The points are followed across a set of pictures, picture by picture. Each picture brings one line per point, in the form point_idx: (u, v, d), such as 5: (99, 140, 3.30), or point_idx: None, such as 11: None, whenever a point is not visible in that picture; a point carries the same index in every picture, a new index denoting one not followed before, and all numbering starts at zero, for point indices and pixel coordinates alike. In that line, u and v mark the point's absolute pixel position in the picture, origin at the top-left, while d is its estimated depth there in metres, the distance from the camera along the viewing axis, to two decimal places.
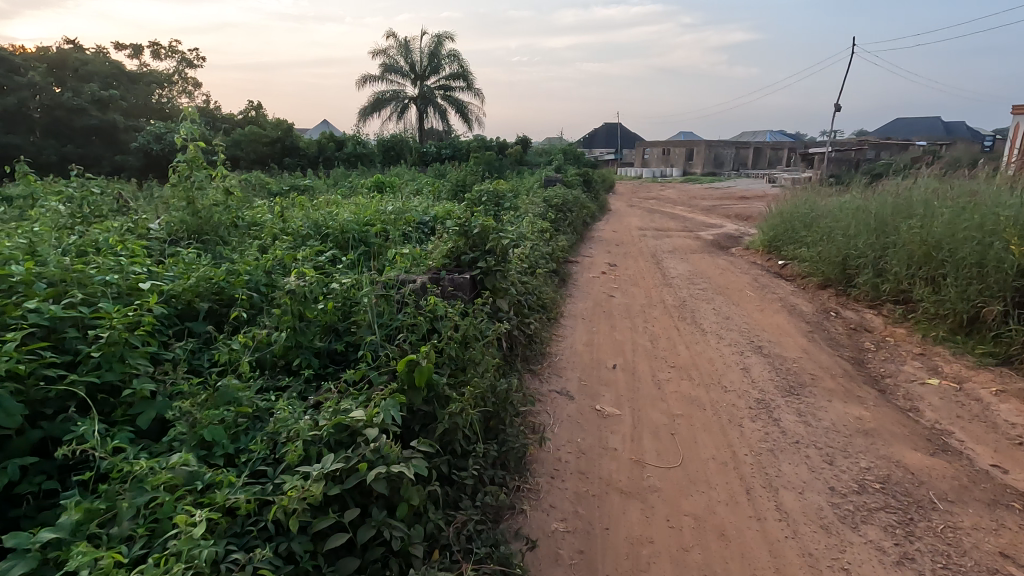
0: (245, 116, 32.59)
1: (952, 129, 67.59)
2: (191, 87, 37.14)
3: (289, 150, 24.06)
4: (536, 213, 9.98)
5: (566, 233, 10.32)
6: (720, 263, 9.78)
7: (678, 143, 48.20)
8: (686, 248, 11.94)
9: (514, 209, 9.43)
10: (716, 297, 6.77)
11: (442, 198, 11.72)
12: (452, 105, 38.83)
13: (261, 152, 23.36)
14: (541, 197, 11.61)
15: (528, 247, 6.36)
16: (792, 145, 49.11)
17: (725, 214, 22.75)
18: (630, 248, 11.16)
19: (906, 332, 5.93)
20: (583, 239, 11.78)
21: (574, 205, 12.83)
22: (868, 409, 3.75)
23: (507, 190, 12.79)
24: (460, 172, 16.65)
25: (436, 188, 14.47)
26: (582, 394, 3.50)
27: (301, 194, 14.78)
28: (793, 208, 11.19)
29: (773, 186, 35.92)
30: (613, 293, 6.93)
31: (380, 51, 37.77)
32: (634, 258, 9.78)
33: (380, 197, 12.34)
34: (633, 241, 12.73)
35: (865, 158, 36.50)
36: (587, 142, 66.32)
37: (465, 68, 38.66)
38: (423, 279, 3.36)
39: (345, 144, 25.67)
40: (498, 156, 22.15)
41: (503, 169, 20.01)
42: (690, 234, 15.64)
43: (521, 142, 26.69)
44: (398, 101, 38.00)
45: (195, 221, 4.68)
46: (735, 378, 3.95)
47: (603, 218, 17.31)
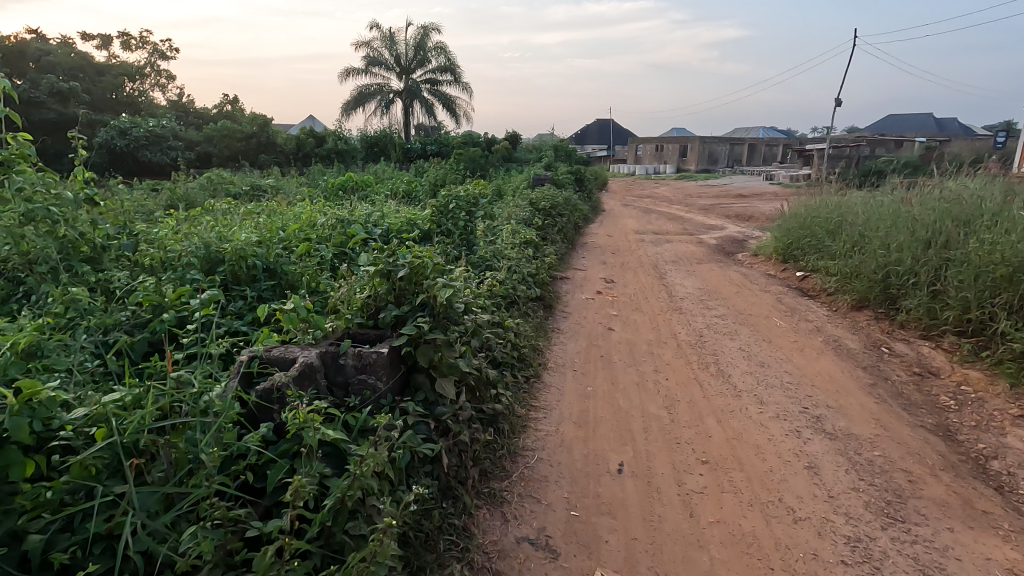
0: (221, 110, 30.94)
1: (945, 126, 67.00)
2: (166, 80, 35.39)
3: (262, 147, 22.58)
4: (521, 220, 8.66)
5: (556, 242, 9.02)
6: (732, 276, 8.49)
7: (672, 140, 47.05)
8: (690, 256, 10.65)
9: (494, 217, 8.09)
10: (737, 327, 5.50)
11: (415, 201, 10.36)
12: (440, 100, 37.34)
13: (233, 149, 21.87)
14: (528, 200, 10.27)
15: (503, 269, 5.04)
16: (789, 141, 48.03)
17: (726, 215, 21.46)
18: (628, 258, 9.86)
19: (987, 378, 4.65)
20: (575, 248, 10.47)
21: (565, 208, 11.50)
22: (1011, 544, 2.42)
23: (490, 192, 11.44)
24: (442, 170, 15.27)
25: (414, 188, 13.09)
26: (573, 546, 2.19)
27: (264, 195, 13.34)
28: (811, 212, 9.92)
29: (771, 184, 34.82)
30: (610, 321, 5.62)
31: (363, 44, 36.30)
32: (634, 271, 8.48)
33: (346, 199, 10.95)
34: (630, 247, 11.42)
35: (865, 154, 35.40)
36: (579, 139, 65.00)
37: (453, 61, 37.17)
38: (303, 362, 2.05)
39: (324, 140, 24.19)
40: (486, 152, 20.75)
41: (489, 167, 18.62)
42: (692, 238, 14.33)
43: (510, 139, 25.35)
44: (383, 95, 36.45)
45: (23, 246, 3.29)
46: (801, 491, 2.63)
47: (598, 220, 15.96)
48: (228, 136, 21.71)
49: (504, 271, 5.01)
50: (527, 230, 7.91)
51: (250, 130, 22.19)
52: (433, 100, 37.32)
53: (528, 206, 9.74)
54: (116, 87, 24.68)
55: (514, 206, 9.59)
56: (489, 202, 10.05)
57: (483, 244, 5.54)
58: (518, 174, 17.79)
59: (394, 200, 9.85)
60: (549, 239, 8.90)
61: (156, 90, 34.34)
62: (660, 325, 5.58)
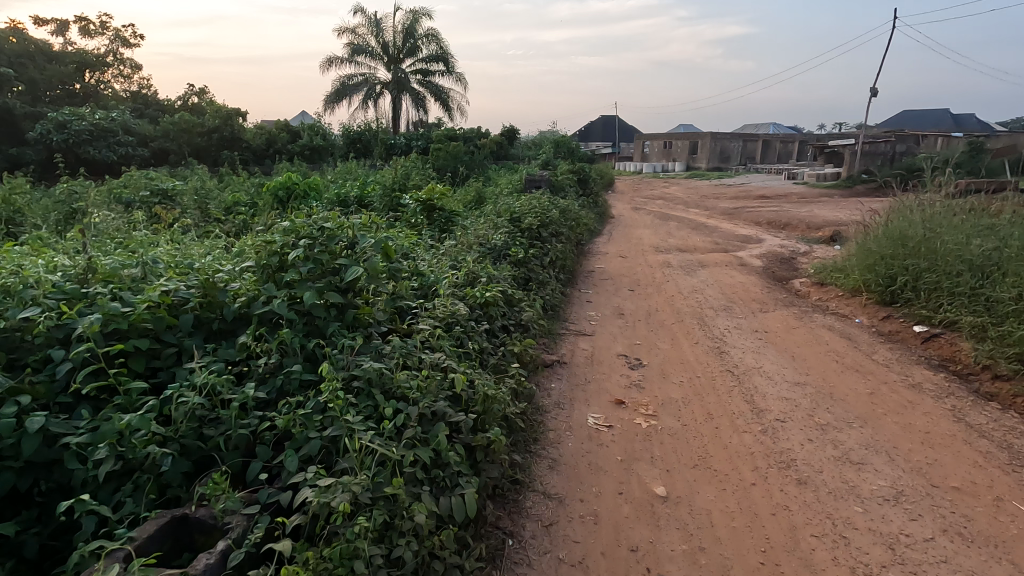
0: (187, 103, 27.75)
1: (968, 123, 63.64)
2: (129, 70, 32.13)
3: (224, 143, 19.10)
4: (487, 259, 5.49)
5: (552, 284, 5.83)
6: (829, 340, 5.29)
7: (684, 136, 43.79)
8: (742, 291, 7.44)
9: (430, 258, 4.87)
10: (963, 550, 2.32)
11: None
12: (432, 92, 34.14)
13: (194, 145, 18.20)
14: (508, 212, 7.08)
15: (369, 439, 1.85)
16: (808, 136, 44.65)
17: (756, 222, 18.20)
18: (654, 300, 6.67)
19: None
20: (580, 283, 7.33)
21: (565, 222, 8.41)
22: None
23: (461, 205, 8.35)
24: (411, 172, 12.04)
25: (366, 198, 9.88)
26: None
27: (175, 206, 10.13)
28: (928, 236, 6.82)
29: (795, 183, 31.56)
30: (650, 523, 2.43)
31: (346, 32, 33.13)
32: (671, 336, 5.27)
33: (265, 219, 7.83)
34: (655, 277, 8.20)
35: (899, 151, 32.14)
36: (582, 135, 61.53)
37: (446, 49, 33.93)
38: None
39: (294, 134, 20.98)
40: (474, 148, 17.51)
41: (476, 167, 15.40)
42: (728, 257, 11.10)
43: (506, 134, 22.20)
44: (368, 87, 33.22)
45: None
46: None
47: (606, 233, 12.72)
48: (184, 130, 18.06)
49: (363, 444, 1.82)
50: (495, 275, 4.72)
51: (211, 123, 18.78)
52: (424, 91, 34.13)
53: (506, 224, 6.54)
54: (70, 77, 21.55)
55: (487, 226, 6.39)
56: (445, 225, 6.87)
57: (343, 345, 2.37)
58: (509, 174, 14.58)
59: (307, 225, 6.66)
60: (537, 277, 5.66)
61: (120, 81, 31.15)
62: (775, 536, 2.39)
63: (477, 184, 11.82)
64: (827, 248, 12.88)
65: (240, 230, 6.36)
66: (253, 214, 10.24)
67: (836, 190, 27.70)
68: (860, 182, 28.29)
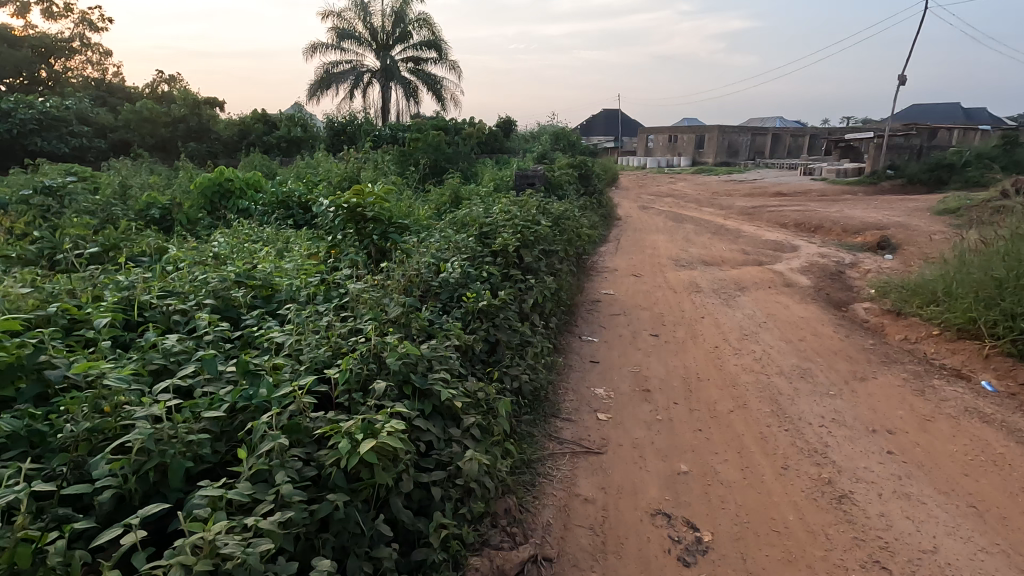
0: (156, 92, 25.30)
1: (978, 118, 61.82)
2: (97, 57, 29.62)
3: (191, 134, 16.09)
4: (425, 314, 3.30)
5: (537, 345, 3.63)
6: (1004, 451, 3.14)
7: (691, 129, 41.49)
8: (811, 333, 5.28)
9: (306, 326, 2.69)
10: None
11: (261, 250, 5.17)
12: (423, 81, 31.77)
13: (157, 137, 15.58)
14: (478, 225, 4.85)
15: None
16: (820, 130, 42.34)
17: (781, 224, 15.98)
18: (691, 357, 4.48)
19: None
20: (581, 326, 5.14)
21: (562, 233, 6.29)
22: None
23: (421, 218, 6.28)
24: (376, 167, 9.81)
25: (310, 203, 7.63)
26: None
27: (63, 209, 7.62)
28: None
29: (813, 180, 29.36)
30: None
31: (331, 15, 30.69)
32: (738, 444, 3.10)
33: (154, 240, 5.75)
34: (683, 309, 6.01)
35: (925, 143, 29.86)
36: (583, 129, 59.10)
37: (438, 35, 31.50)
38: None
39: (270, 124, 17.53)
40: (462, 139, 15.32)
41: (459, 161, 13.14)
42: (765, 272, 8.91)
43: (502, 125, 20.00)
44: (355, 75, 30.88)
45: None
46: None
47: (613, 242, 10.49)
48: (146, 121, 15.40)
49: None
50: (425, 357, 2.53)
51: (176, 111, 15.79)
52: (414, 80, 31.73)
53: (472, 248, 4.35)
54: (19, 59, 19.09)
55: (443, 248, 4.27)
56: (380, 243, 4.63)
57: None
58: (498, 169, 12.30)
59: (174, 251, 4.43)
60: (513, 334, 3.45)
61: (87, 67, 28.47)
62: None
63: (456, 180, 9.52)
64: (877, 260, 10.79)
65: (69, 262, 4.19)
66: (170, 221, 7.99)
67: (859, 186, 25.45)
68: (885, 179, 26.14)
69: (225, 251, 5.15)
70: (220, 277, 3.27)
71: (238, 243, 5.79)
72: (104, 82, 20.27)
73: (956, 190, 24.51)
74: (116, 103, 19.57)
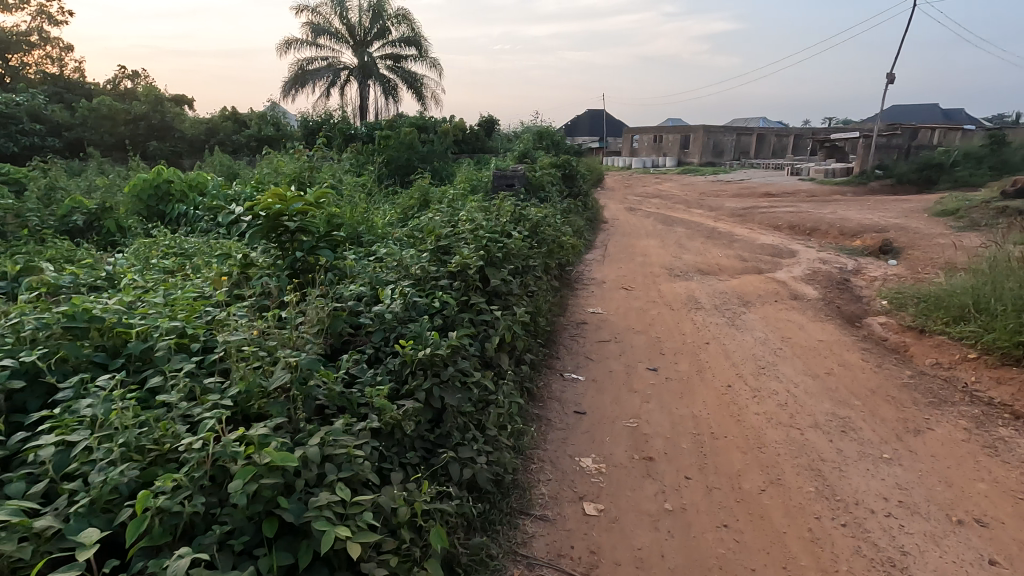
0: (118, 90, 23.82)
1: (957, 118, 62.40)
2: (58, 53, 27.98)
3: (153, 132, 14.17)
4: (341, 371, 2.37)
5: (502, 404, 2.72)
6: None
7: (677, 129, 40.86)
8: (838, 363, 4.42)
9: (132, 410, 1.75)
10: None
11: (171, 271, 4.20)
12: (403, 79, 30.63)
13: (116, 135, 13.74)
14: (435, 238, 3.90)
15: None
16: (805, 130, 42.06)
17: (775, 226, 15.25)
18: (700, 403, 3.58)
19: None
20: (562, 359, 4.23)
21: (544, 243, 5.36)
22: None
23: (376, 229, 5.33)
24: (338, 167, 8.82)
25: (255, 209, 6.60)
26: None
27: None
28: None
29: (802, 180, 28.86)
30: None
31: (306, 10, 29.39)
32: (779, 551, 2.23)
33: (47, 258, 4.75)
34: (684, 333, 5.13)
35: (912, 143, 29.53)
36: (569, 130, 58.25)
37: (418, 31, 30.34)
38: None
39: (241, 122, 16.12)
40: (439, 137, 14.32)
41: (434, 161, 12.17)
42: (766, 282, 8.09)
43: (485, 124, 19.04)
44: (331, 72, 29.64)
45: None
46: None
47: (600, 249, 9.60)
48: (105, 117, 13.58)
49: None
50: (302, 469, 1.62)
51: (136, 107, 13.88)
52: (393, 78, 30.56)
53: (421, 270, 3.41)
54: None
55: (386, 273, 3.35)
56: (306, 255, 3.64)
57: None
58: (476, 170, 11.33)
59: (39, 275, 3.46)
60: (468, 394, 2.54)
61: (46, 63, 26.81)
62: None
63: (425, 181, 8.55)
64: (882, 267, 10.07)
65: None
66: (93, 230, 6.89)
67: (848, 186, 24.92)
68: (875, 179, 25.67)
69: (125, 272, 4.16)
70: (42, 322, 2.29)
71: (148, 261, 4.78)
72: (60, 76, 18.74)
73: (946, 190, 24.11)
74: (72, 99, 18.00)
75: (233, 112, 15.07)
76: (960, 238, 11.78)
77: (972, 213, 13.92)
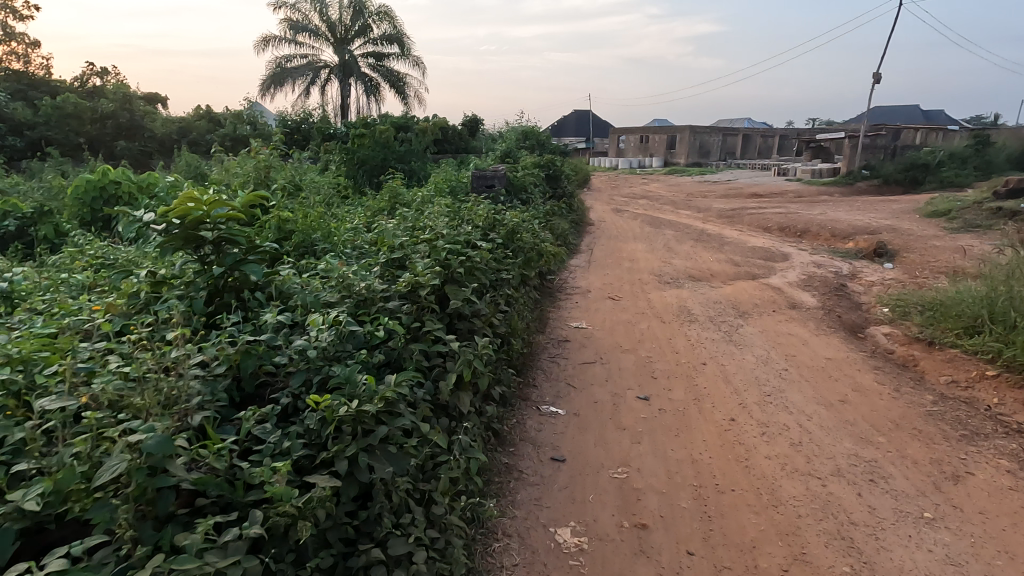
0: (84, 88, 22.71)
1: (937, 118, 63.07)
2: (23, 49, 26.74)
3: (121, 131, 12.74)
4: (234, 437, 1.82)
5: (456, 465, 2.16)
6: None
7: (664, 129, 40.54)
8: (851, 389, 3.91)
9: None
10: None
11: (81, 289, 3.56)
12: (385, 78, 29.87)
13: (81, 135, 12.23)
14: (387, 250, 3.31)
15: None
16: (790, 131, 42.04)
17: (765, 227, 14.84)
18: (699, 444, 3.05)
19: None
20: (539, 388, 3.67)
21: (524, 251, 4.79)
22: None
23: (332, 237, 4.72)
24: (305, 168, 8.16)
25: None
26: None
27: None
28: None
29: (789, 180, 28.66)
30: None
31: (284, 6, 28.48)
32: None
33: None
34: (677, 351, 4.60)
35: (898, 143, 29.48)
36: (555, 130, 57.72)
37: (400, 29, 29.61)
38: None
39: (216, 121, 15.24)
40: (419, 137, 13.69)
41: (412, 161, 11.54)
42: (761, 289, 7.61)
43: (468, 123, 18.41)
44: (310, 70, 28.75)
45: None
46: None
47: (586, 253, 9.06)
48: (68, 116, 12.17)
49: None
50: None
51: (103, 105, 12.47)
52: (374, 76, 29.80)
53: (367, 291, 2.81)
54: None
55: (324, 294, 2.77)
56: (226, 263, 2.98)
57: None
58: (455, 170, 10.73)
59: None
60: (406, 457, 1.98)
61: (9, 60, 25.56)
62: None
63: (398, 182, 7.94)
64: (879, 271, 9.67)
65: None
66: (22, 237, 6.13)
67: (836, 186, 24.74)
68: (861, 179, 25.52)
69: (24, 290, 3.52)
70: None
71: (62, 275, 4.12)
72: (21, 72, 17.71)
73: (933, 190, 24.02)
74: (35, 97, 17.03)
75: (205, 109, 14.27)
76: (955, 240, 11.45)
77: (964, 214, 13.64)
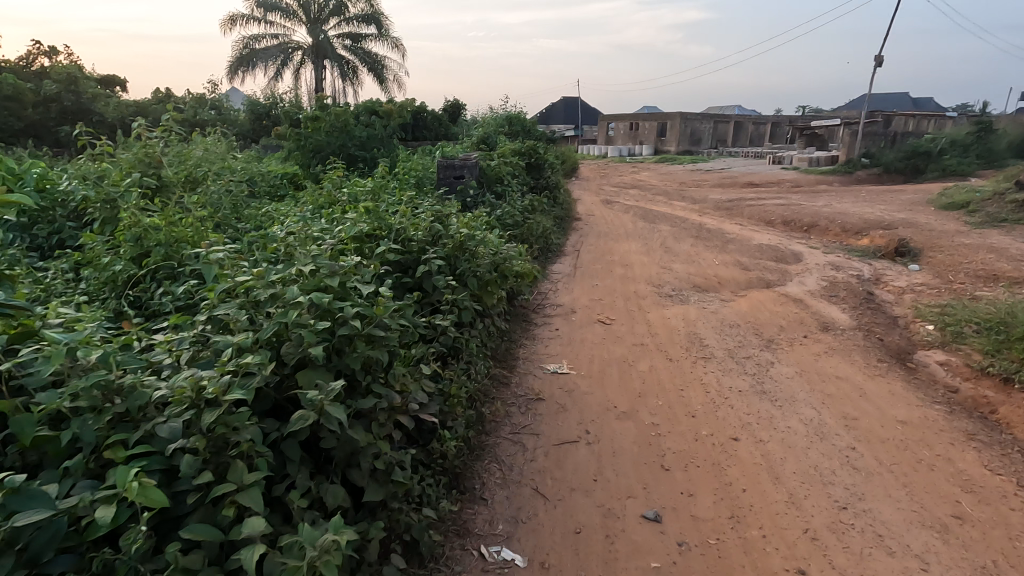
0: (28, 69, 20.62)
1: (926, 106, 62.59)
2: None
3: (68, 117, 10.28)
4: None
5: None
6: None
7: (655, 116, 39.06)
8: (961, 489, 2.62)
9: None
10: None
11: None
12: (361, 60, 28.01)
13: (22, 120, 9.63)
14: (217, 297, 1.94)
15: None
16: (783, 118, 40.84)
17: (768, 221, 13.60)
18: None
19: None
20: (488, 505, 2.36)
21: (482, 271, 3.40)
22: None
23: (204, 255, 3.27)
24: (229, 158, 6.65)
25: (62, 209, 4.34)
26: None
27: None
28: None
29: (787, 168, 27.44)
30: None
31: None
32: None
33: None
34: (692, 413, 3.30)
35: (897, 131, 28.38)
36: (542, 118, 56.02)
37: (378, 8, 27.70)
38: None
39: (174, 106, 13.63)
40: (387, 122, 12.17)
41: (376, 148, 10.02)
42: (780, 302, 6.30)
43: (448, 109, 16.86)
44: (281, 52, 26.79)
45: None
46: None
47: (572, 257, 7.69)
48: (6, 98, 9.49)
49: None
50: None
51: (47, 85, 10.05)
52: (351, 58, 27.89)
53: (127, 404, 1.46)
54: None
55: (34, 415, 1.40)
56: None
57: None
58: (423, 158, 9.27)
59: None
60: None
61: None
62: None
63: (338, 172, 6.43)
64: (906, 276, 8.46)
65: None
66: None
67: (836, 176, 23.58)
68: (861, 168, 24.39)
69: None
70: None
71: None
72: None
73: (935, 179, 22.98)
74: None
75: (159, 92, 12.62)
76: (983, 238, 10.25)
77: (984, 207, 12.49)
